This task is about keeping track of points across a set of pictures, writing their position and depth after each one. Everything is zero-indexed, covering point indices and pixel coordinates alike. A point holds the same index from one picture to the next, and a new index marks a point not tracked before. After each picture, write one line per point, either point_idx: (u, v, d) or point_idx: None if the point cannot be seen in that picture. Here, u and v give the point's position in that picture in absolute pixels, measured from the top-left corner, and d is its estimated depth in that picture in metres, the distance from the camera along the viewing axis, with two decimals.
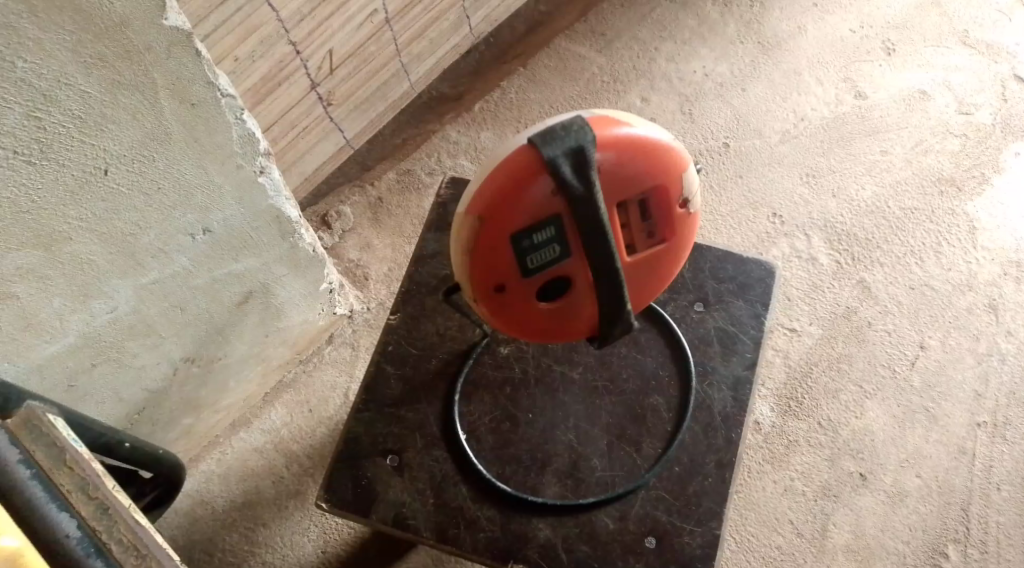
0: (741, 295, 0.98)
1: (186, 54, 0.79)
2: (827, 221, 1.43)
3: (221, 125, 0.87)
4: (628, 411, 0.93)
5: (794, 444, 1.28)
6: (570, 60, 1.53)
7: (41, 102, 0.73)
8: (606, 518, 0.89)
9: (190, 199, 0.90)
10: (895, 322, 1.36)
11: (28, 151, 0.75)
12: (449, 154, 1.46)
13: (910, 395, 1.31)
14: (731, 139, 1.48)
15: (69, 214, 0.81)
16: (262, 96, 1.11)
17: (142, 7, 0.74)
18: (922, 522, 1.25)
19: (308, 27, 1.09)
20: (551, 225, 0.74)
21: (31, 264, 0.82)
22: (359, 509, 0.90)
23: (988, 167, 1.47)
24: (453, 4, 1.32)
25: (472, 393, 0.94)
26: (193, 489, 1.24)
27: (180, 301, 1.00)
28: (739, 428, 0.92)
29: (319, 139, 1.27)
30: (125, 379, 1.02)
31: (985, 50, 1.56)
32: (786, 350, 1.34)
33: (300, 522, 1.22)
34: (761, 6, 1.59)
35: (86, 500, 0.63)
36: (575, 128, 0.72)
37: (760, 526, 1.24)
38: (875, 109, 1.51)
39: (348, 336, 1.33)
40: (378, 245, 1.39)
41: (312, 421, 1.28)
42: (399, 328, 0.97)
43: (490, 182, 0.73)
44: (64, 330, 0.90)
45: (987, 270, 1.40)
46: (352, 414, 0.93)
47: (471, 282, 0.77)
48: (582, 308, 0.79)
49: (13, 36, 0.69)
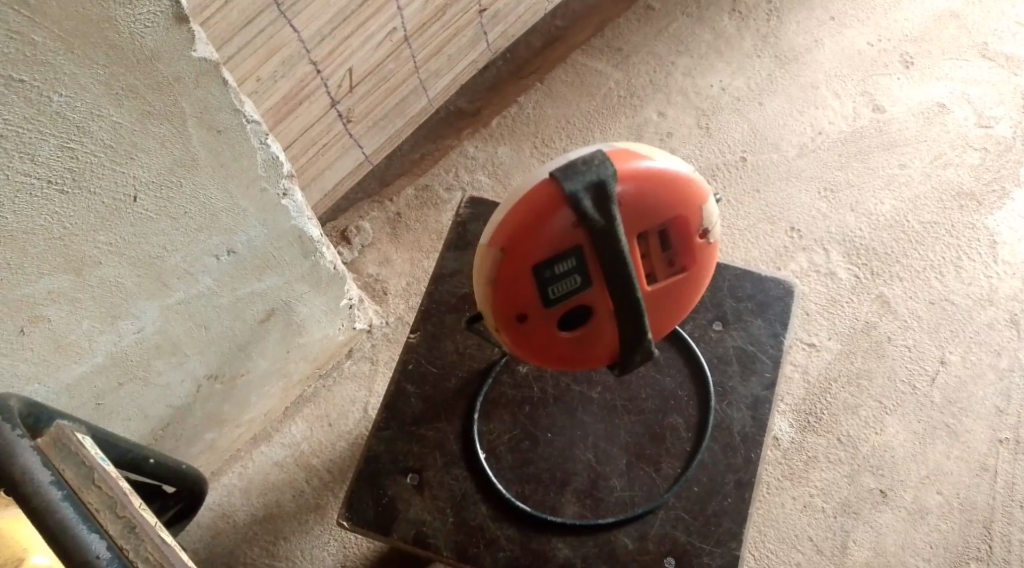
0: (760, 314, 0.99)
1: (213, 83, 0.80)
2: (845, 236, 1.43)
3: (246, 150, 0.88)
4: (647, 431, 0.93)
5: (813, 460, 1.28)
6: (588, 76, 1.53)
7: (74, 133, 0.74)
8: (625, 538, 0.89)
9: (215, 221, 0.91)
10: (915, 336, 1.36)
11: (61, 181, 0.76)
12: (467, 169, 1.47)
13: (930, 410, 1.31)
14: (748, 154, 1.48)
15: (99, 240, 0.82)
16: (283, 115, 1.12)
17: (173, 41, 0.75)
18: (943, 539, 1.24)
19: (329, 47, 1.10)
20: (573, 256, 0.75)
21: (62, 288, 0.83)
22: (380, 527, 0.91)
23: (1009, 180, 1.47)
24: (472, 20, 1.32)
25: (492, 412, 0.94)
26: (214, 503, 1.25)
27: (204, 320, 1.01)
28: (758, 448, 0.92)
29: (339, 155, 1.28)
30: (149, 398, 1.03)
31: (1004, 63, 1.56)
32: (805, 365, 1.34)
33: (320, 536, 1.23)
34: (777, 19, 1.59)
35: (114, 519, 0.64)
36: (596, 163, 0.73)
37: (779, 543, 1.24)
38: (893, 123, 1.51)
39: (367, 351, 1.34)
40: (397, 259, 1.40)
41: (332, 436, 1.29)
42: (419, 347, 0.98)
43: (512, 215, 0.74)
44: (92, 350, 0.91)
45: (1008, 284, 1.39)
46: (373, 432, 0.94)
47: (494, 312, 0.78)
48: (603, 335, 0.80)
49: (50, 73, 0.70)
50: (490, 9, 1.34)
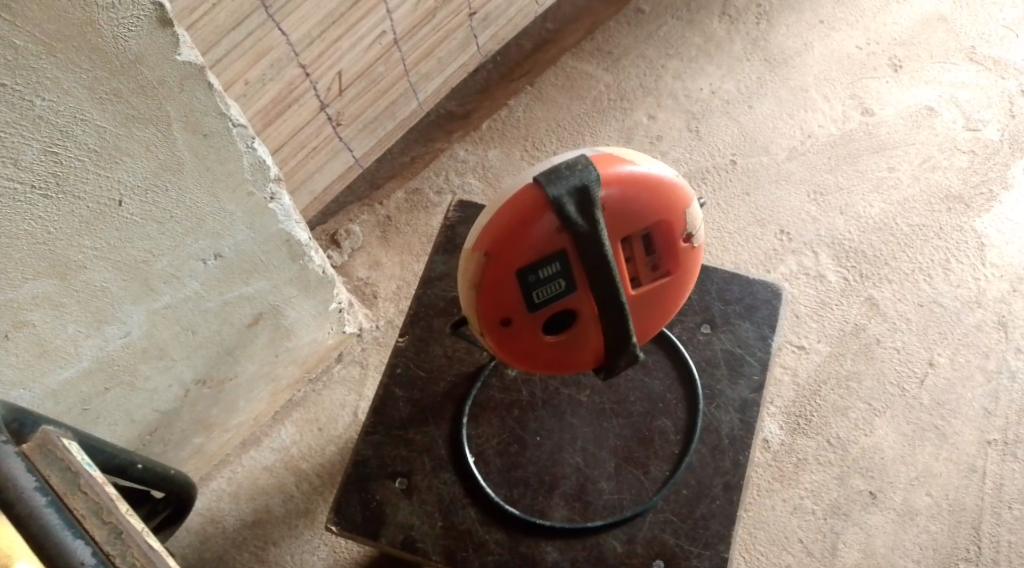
0: (748, 317, 0.99)
1: (198, 87, 0.80)
2: (834, 238, 1.43)
3: (232, 154, 0.88)
4: (636, 434, 0.93)
5: (803, 463, 1.28)
6: (578, 79, 1.54)
7: (58, 137, 0.74)
8: (614, 542, 0.89)
9: (202, 226, 0.91)
10: (904, 339, 1.36)
11: (44, 185, 0.75)
12: (457, 172, 1.46)
13: (919, 412, 1.31)
14: (738, 157, 1.49)
15: (84, 244, 0.82)
16: (272, 118, 1.12)
17: (157, 44, 0.75)
18: (932, 541, 1.24)
19: (317, 50, 1.10)
20: (557, 261, 0.75)
21: (46, 293, 0.83)
22: (367, 532, 0.90)
23: (996, 183, 1.48)
24: (462, 24, 1.32)
25: (480, 416, 0.94)
26: (203, 508, 1.25)
27: (192, 324, 1.00)
28: (746, 450, 0.92)
29: (328, 158, 1.28)
30: (136, 402, 1.03)
31: (992, 67, 1.57)
32: (794, 368, 1.34)
33: (309, 541, 1.23)
34: (767, 23, 1.60)
35: (100, 525, 0.63)
36: (579, 167, 0.73)
37: (769, 545, 1.24)
38: (882, 126, 1.51)
39: (357, 354, 1.34)
40: (387, 263, 1.40)
41: (322, 440, 1.28)
42: (407, 350, 0.97)
43: (496, 220, 0.74)
44: (78, 355, 0.91)
45: (996, 286, 1.40)
46: (361, 437, 0.94)
47: (479, 317, 0.78)
48: (588, 339, 0.80)
49: (33, 77, 0.70)
50: (480, 12, 1.34)
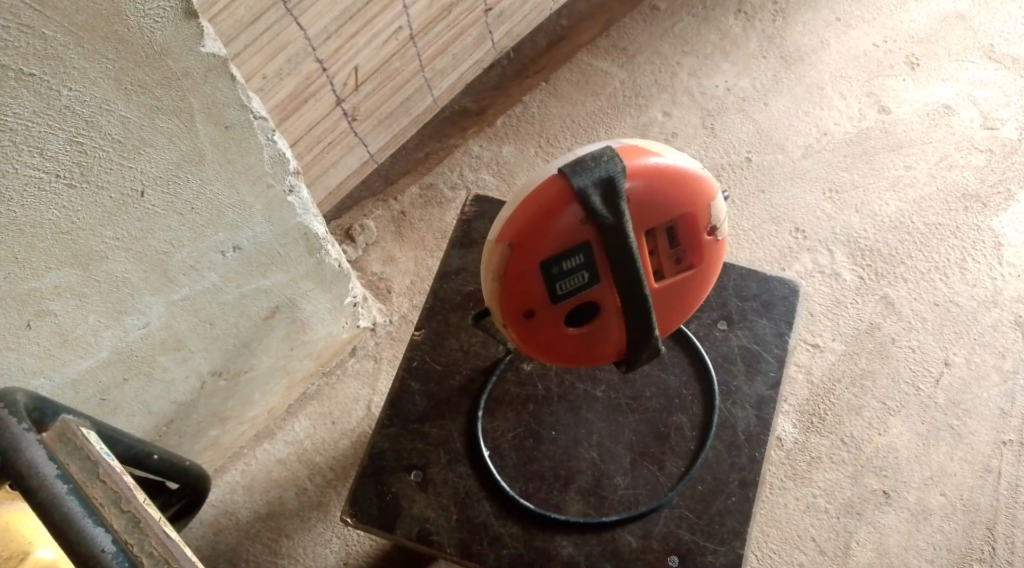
0: (765, 313, 0.99)
1: (221, 79, 0.80)
2: (850, 237, 1.42)
3: (253, 146, 0.88)
4: (651, 430, 0.93)
5: (817, 461, 1.28)
6: (593, 75, 1.53)
7: (83, 127, 0.74)
8: (629, 536, 0.89)
9: (222, 217, 0.91)
10: (919, 338, 1.36)
11: (68, 175, 0.76)
12: (471, 168, 1.47)
13: (934, 412, 1.31)
14: (753, 154, 1.48)
15: (106, 235, 0.82)
16: (288, 112, 1.12)
17: (181, 36, 0.75)
18: (946, 541, 1.24)
19: (335, 45, 1.10)
20: (581, 252, 0.75)
21: (68, 283, 0.83)
22: (383, 524, 0.90)
23: (1014, 182, 1.47)
24: (477, 20, 1.32)
25: (496, 410, 0.94)
26: (217, 499, 1.25)
27: (209, 316, 1.01)
28: (762, 447, 0.92)
29: (344, 153, 1.28)
30: (153, 393, 1.03)
31: (1010, 65, 1.56)
32: (809, 366, 1.34)
33: (322, 534, 1.23)
34: (783, 20, 1.59)
35: (119, 513, 0.63)
36: (605, 159, 0.73)
37: (782, 544, 1.24)
38: (899, 124, 1.51)
39: (371, 349, 1.34)
40: (401, 258, 1.40)
41: (335, 433, 1.29)
42: (423, 344, 0.97)
43: (521, 211, 0.74)
44: (97, 345, 0.91)
45: (1013, 286, 1.39)
46: (377, 429, 0.94)
47: (502, 308, 0.78)
48: (610, 332, 0.80)
49: (60, 66, 0.70)
50: (495, 8, 1.34)
